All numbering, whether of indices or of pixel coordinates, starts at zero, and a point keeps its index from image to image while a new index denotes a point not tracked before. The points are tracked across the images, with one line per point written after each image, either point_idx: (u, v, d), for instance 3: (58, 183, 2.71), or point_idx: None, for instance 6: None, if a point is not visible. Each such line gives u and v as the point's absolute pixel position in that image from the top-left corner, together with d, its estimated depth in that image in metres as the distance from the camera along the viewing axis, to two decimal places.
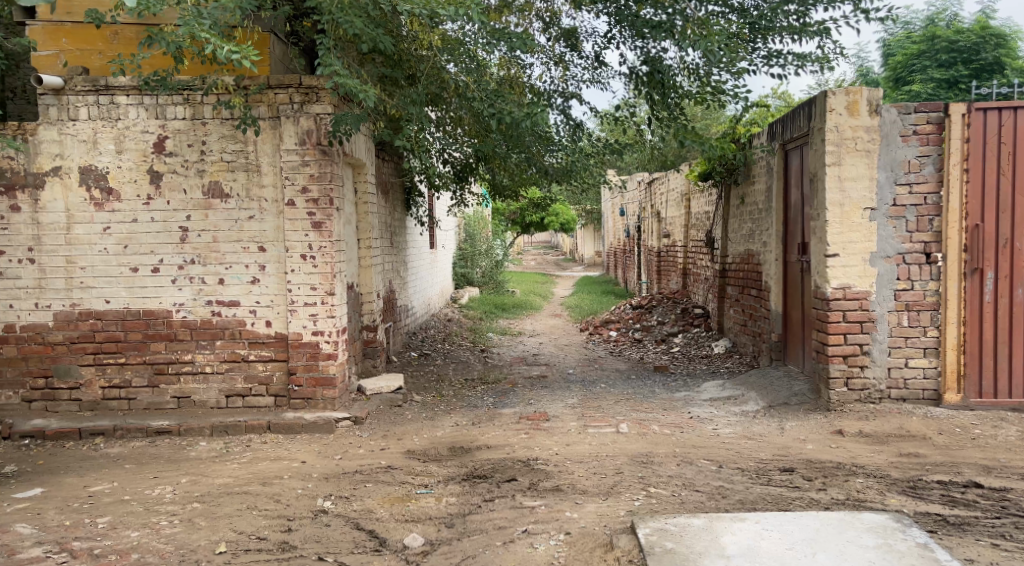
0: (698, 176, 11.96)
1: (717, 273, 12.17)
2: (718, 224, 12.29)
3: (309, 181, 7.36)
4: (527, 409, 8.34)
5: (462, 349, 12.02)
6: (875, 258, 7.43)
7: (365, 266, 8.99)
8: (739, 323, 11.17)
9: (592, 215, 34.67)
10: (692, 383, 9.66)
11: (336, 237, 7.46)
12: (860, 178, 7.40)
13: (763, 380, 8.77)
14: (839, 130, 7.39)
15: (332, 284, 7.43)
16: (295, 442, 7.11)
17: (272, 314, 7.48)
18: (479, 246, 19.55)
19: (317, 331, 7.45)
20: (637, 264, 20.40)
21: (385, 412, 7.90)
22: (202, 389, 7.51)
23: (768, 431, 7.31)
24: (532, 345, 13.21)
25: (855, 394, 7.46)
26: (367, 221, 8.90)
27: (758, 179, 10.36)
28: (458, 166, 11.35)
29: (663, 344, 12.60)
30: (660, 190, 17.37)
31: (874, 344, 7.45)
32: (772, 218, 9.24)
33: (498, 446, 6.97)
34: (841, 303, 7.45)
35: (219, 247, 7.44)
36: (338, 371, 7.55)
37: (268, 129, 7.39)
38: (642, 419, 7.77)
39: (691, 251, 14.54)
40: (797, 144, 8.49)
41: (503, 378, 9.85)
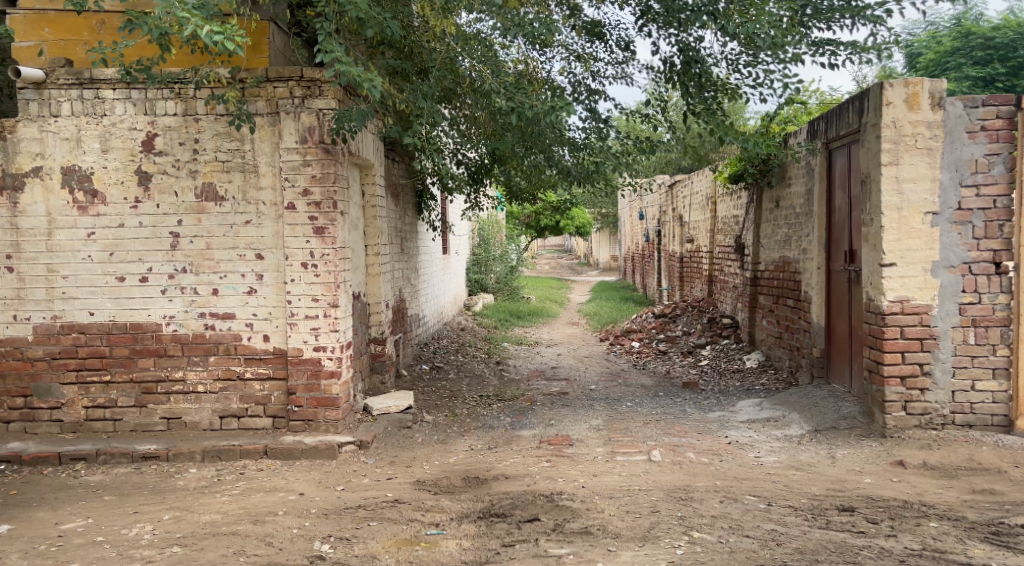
0: (728, 179, 11.22)
1: (747, 281, 11.45)
2: (749, 229, 11.55)
3: (311, 182, 6.69)
4: (547, 431, 7.65)
5: (477, 362, 11.34)
6: (937, 268, 6.72)
7: (373, 274, 8.32)
8: (773, 336, 10.46)
9: (607, 218, 33.93)
10: (726, 401, 8.94)
11: (340, 243, 6.78)
12: (921, 179, 6.69)
13: (807, 400, 8.04)
14: (897, 126, 6.67)
15: (336, 295, 6.75)
16: (292, 469, 6.41)
17: (271, 327, 6.81)
18: (493, 251, 18.87)
19: (319, 347, 6.77)
20: (656, 270, 19.69)
21: (394, 435, 7.21)
22: (194, 409, 6.81)
23: (819, 461, 6.59)
24: (550, 357, 12.51)
25: (914, 420, 6.77)
26: (376, 226, 8.24)
27: (795, 181, 9.65)
28: (472, 167, 10.68)
29: (690, 357, 11.89)
30: (682, 193, 16.64)
31: (936, 364, 6.75)
32: (814, 223, 8.52)
33: (517, 476, 6.26)
34: (898, 318, 6.73)
35: (213, 254, 6.76)
36: (342, 391, 6.86)
37: (266, 126, 6.73)
38: (676, 445, 7.05)
39: (717, 257, 13.81)
40: (846, 141, 7.76)
41: (521, 394, 9.16)
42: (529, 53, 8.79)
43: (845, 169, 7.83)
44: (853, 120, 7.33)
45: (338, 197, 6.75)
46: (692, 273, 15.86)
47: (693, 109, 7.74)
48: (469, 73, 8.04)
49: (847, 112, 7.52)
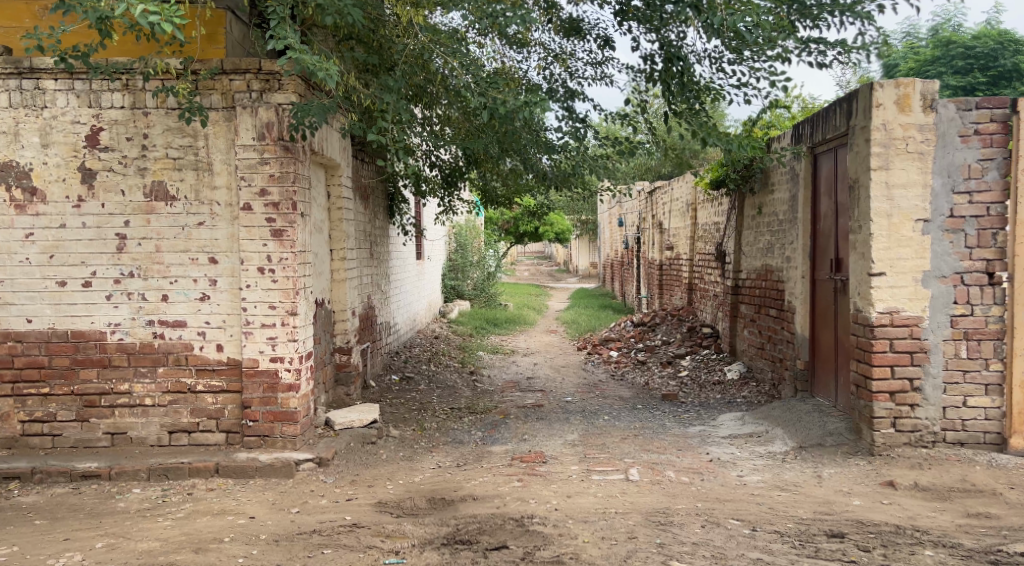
0: (709, 185, 10.89)
1: (728, 290, 11.12)
2: (730, 237, 11.23)
3: (269, 181, 6.27)
4: (520, 446, 7.26)
5: (450, 372, 10.93)
6: (928, 278, 6.39)
7: (338, 280, 7.88)
8: (755, 347, 10.12)
9: (586, 224, 33.61)
10: (707, 415, 8.60)
11: (300, 247, 6.36)
12: (912, 185, 6.35)
13: (791, 415, 7.70)
14: (887, 129, 6.33)
15: (294, 302, 6.33)
16: (245, 489, 6.00)
17: (224, 336, 6.37)
18: (470, 257, 18.48)
19: (276, 357, 6.35)
20: (636, 278, 19.37)
21: (356, 451, 6.78)
22: (141, 424, 6.37)
23: (805, 481, 6.25)
24: (525, 366, 12.13)
25: (904, 437, 6.43)
26: (341, 229, 7.82)
27: (778, 187, 9.34)
28: (446, 170, 10.29)
29: (670, 367, 11.55)
30: (662, 200, 16.32)
31: (927, 378, 6.42)
32: (799, 230, 8.18)
33: (486, 497, 5.87)
34: (888, 330, 6.40)
35: (163, 258, 6.32)
36: (301, 405, 6.43)
37: (221, 121, 6.30)
38: (655, 462, 6.68)
39: (697, 265, 13.49)
40: (832, 145, 7.42)
41: (493, 407, 8.76)
42: (505, 52, 8.45)
43: (832, 173, 7.50)
44: (840, 122, 6.99)
45: (299, 198, 6.34)
46: (671, 281, 15.53)
47: (675, 109, 7.41)
48: (441, 70, 7.68)
49: (834, 113, 7.18)
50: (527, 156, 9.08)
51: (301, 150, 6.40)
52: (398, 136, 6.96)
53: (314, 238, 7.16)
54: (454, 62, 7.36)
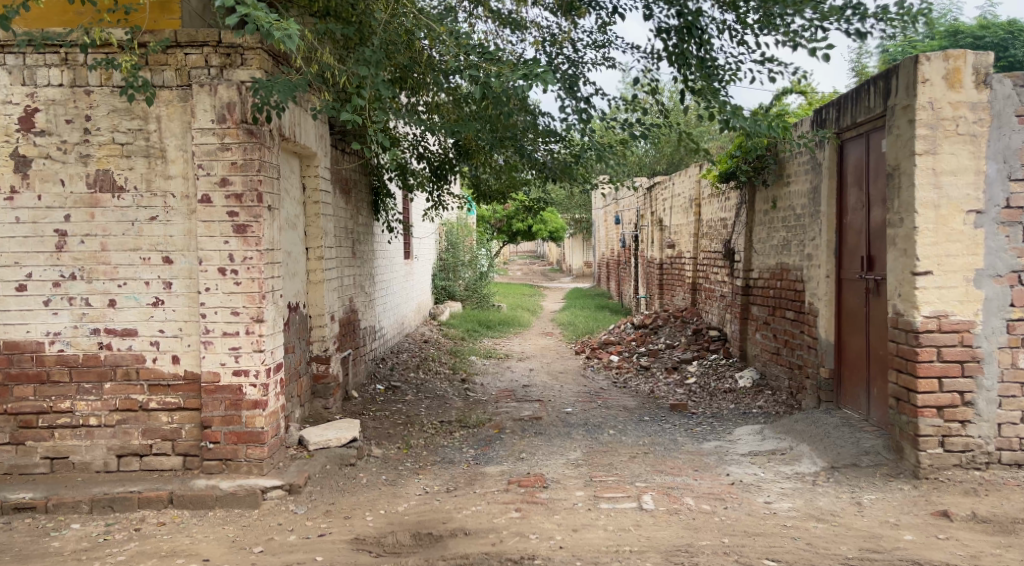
0: (717, 177, 10.09)
1: (738, 290, 10.36)
2: (739, 233, 10.49)
3: (231, 170, 5.45)
4: (517, 467, 6.48)
5: (440, 380, 10.15)
6: (981, 277, 5.67)
7: (315, 282, 7.07)
8: (770, 352, 9.38)
9: (579, 222, 32.82)
10: (722, 428, 7.84)
11: (267, 244, 5.55)
12: (963, 171, 5.58)
13: (819, 430, 6.95)
14: (935, 107, 5.54)
15: (260, 308, 5.51)
16: (202, 524, 5.19)
17: (181, 347, 5.57)
18: (461, 256, 17.68)
19: (240, 370, 5.53)
20: (634, 277, 18.60)
21: (334, 475, 5.95)
22: (85, 447, 5.58)
23: (843, 510, 5.51)
24: (521, 373, 11.36)
25: (954, 458, 5.76)
26: (318, 225, 7.03)
27: (795, 179, 8.60)
28: (435, 162, 9.54)
29: (675, 373, 10.81)
30: (662, 195, 15.53)
31: (980, 392, 5.74)
32: (823, 225, 7.44)
33: (478, 532, 5.07)
34: (936, 337, 5.68)
35: (109, 257, 5.52)
36: (269, 424, 5.61)
37: (175, 101, 5.50)
38: (670, 486, 5.91)
39: (702, 263, 12.73)
40: (863, 130, 6.67)
41: (488, 420, 7.98)
42: (498, 32, 7.66)
43: (862, 161, 6.75)
44: (874, 102, 6.22)
45: (264, 188, 5.51)
46: (673, 280, 14.75)
47: (694, 86, 6.57)
48: (428, 49, 6.89)
49: (866, 93, 6.41)
50: (522, 145, 8.29)
51: (268, 134, 5.60)
52: (377, 114, 6.14)
53: (286, 236, 6.39)
54: (441, 36, 6.54)
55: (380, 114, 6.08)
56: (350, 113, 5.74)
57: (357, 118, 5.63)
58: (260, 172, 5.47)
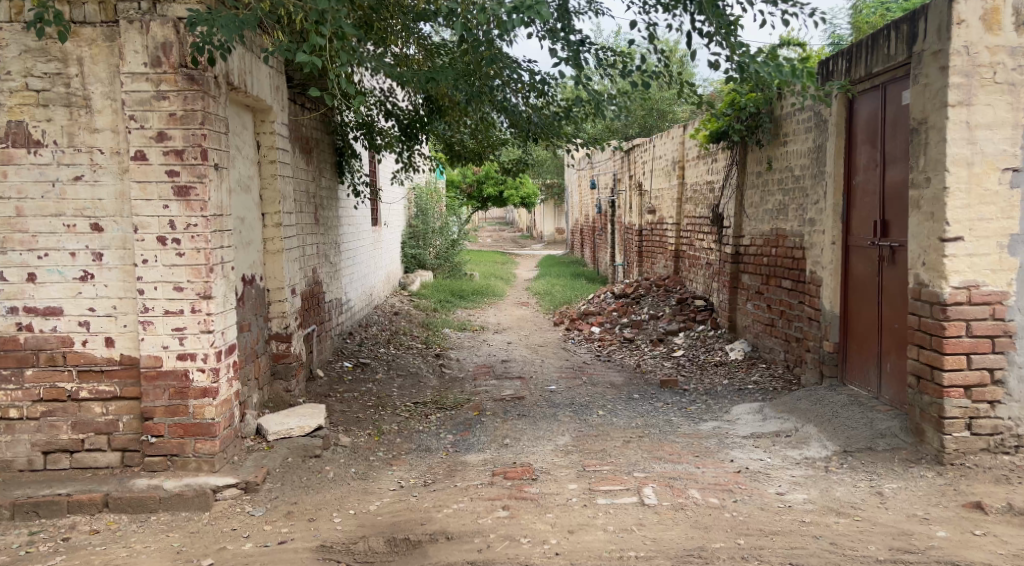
0: (706, 139, 9.45)
1: (727, 258, 9.78)
2: (728, 196, 9.90)
3: (169, 122, 4.72)
4: (501, 456, 5.88)
5: (412, 356, 9.50)
6: (1014, 242, 5.17)
7: (272, 252, 6.37)
8: (763, 323, 8.83)
9: (551, 188, 32.17)
10: (718, 407, 7.29)
11: (213, 209, 4.83)
12: (999, 125, 5.09)
13: (825, 410, 6.41)
14: (971, 52, 5.02)
15: (207, 282, 4.81)
16: (142, 531, 4.53)
17: (115, 327, 4.86)
18: (432, 223, 16.89)
19: (184, 354, 4.84)
20: (611, 245, 18.00)
21: (295, 468, 5.28)
22: (5, 444, 4.88)
23: (865, 502, 4.96)
24: (498, 347, 10.74)
25: (981, 442, 5.24)
26: (275, 188, 6.34)
27: (793, 138, 8.01)
28: (404, 120, 8.85)
29: (661, 345, 10.25)
30: (642, 158, 14.91)
31: (1011, 369, 5.23)
32: (829, 186, 6.89)
33: (462, 537, 4.45)
34: (964, 310, 5.15)
35: (26, 225, 4.79)
36: (221, 415, 4.94)
37: (100, 40, 4.75)
38: (672, 476, 5.34)
39: (686, 230, 12.16)
40: (878, 82, 6.13)
41: (466, 401, 7.49)
42: None
43: (876, 115, 6.21)
44: (897, 49, 5.68)
45: (209, 143, 4.79)
46: (654, 247, 14.18)
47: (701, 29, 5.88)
48: None
49: (886, 40, 5.87)
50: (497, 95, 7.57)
51: (212, 81, 4.86)
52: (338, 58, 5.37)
53: (237, 200, 5.72)
54: None
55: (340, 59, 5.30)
56: (307, 55, 4.97)
57: (314, 60, 4.87)
58: (203, 125, 4.75)
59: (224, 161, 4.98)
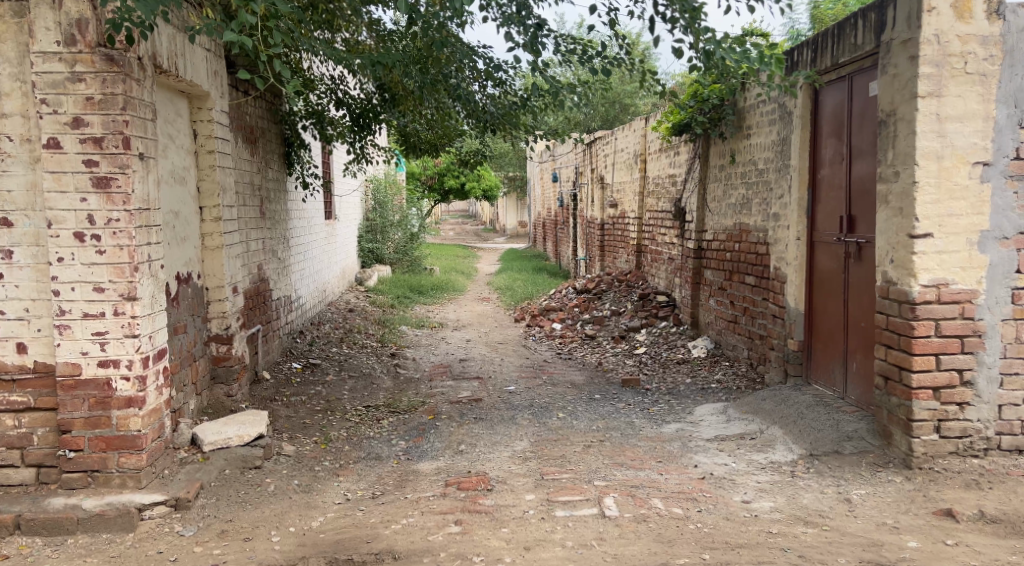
0: (669, 131, 9.24)
1: (689, 253, 9.60)
2: (690, 190, 9.72)
3: (85, 107, 4.41)
4: (456, 465, 5.62)
5: (367, 357, 9.20)
6: (985, 239, 5.00)
7: (211, 248, 6.32)
8: (725, 320, 8.66)
9: (513, 181, 31.93)
10: (681, 407, 7.09)
11: (137, 202, 4.52)
12: (969, 117, 4.91)
13: (790, 411, 6.22)
14: (941, 41, 4.85)
15: (131, 283, 4.50)
16: (59, 557, 4.21)
17: (28, 332, 4.54)
18: (390, 216, 16.55)
19: (107, 361, 4.51)
20: (572, 239, 17.80)
21: (232, 482, 5.00)
22: None
23: (832, 509, 4.77)
24: (457, 345, 10.47)
25: (950, 445, 5.06)
26: (213, 179, 6.28)
27: (757, 130, 7.84)
28: (356, 110, 8.61)
29: (623, 342, 10.05)
30: (603, 151, 14.70)
31: (981, 370, 5.06)
32: (794, 179, 6.71)
33: (410, 557, 4.18)
34: (933, 308, 4.98)
35: None
36: (148, 426, 4.63)
37: (9, 18, 4.44)
38: (633, 484, 5.11)
39: (647, 224, 11.98)
40: (845, 72, 5.97)
41: (420, 403, 7.32)
42: None
43: (843, 107, 6.05)
44: (865, 38, 5.53)
45: (131, 131, 4.48)
46: (615, 242, 14.00)
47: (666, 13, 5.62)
48: None
49: (853, 29, 5.71)
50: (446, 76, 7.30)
51: (135, 64, 4.56)
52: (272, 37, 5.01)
53: (167, 191, 5.64)
54: None
55: (273, 36, 4.95)
56: (237, 34, 4.59)
57: (242, 40, 4.53)
58: (124, 111, 4.45)
59: (151, 151, 4.69)
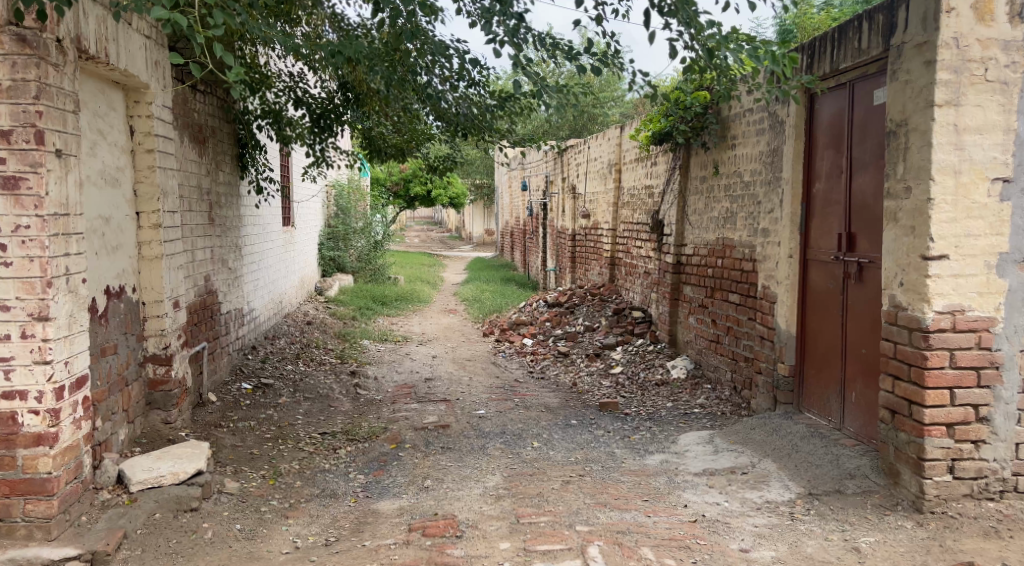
0: (649, 139, 8.77)
1: (667, 268, 9.14)
2: (668, 201, 9.27)
3: None
4: (420, 508, 5.11)
5: (325, 376, 8.62)
6: (1003, 263, 4.57)
7: (148, 258, 5.87)
8: (706, 339, 8.20)
9: (481, 189, 31.44)
10: (664, 435, 6.59)
11: (52, 203, 4.32)
12: (989, 129, 4.49)
13: (783, 442, 5.76)
14: (960, 45, 4.43)
15: (42, 300, 4.27)
16: None
17: None
18: (353, 223, 15.95)
19: (13, 392, 4.28)
20: (542, 249, 17.33)
21: (161, 526, 4.71)
22: None
23: (841, 561, 4.31)
24: (422, 362, 9.90)
25: (964, 487, 4.63)
26: (152, 182, 5.83)
27: (743, 140, 7.40)
28: (316, 109, 8.09)
29: (598, 361, 9.57)
30: (575, 159, 14.26)
31: (998, 405, 4.63)
32: (787, 192, 6.26)
33: None
34: (947, 337, 4.54)
35: None
36: (60, 468, 4.38)
37: None
38: (617, 530, 4.63)
39: (622, 236, 11.51)
40: (846, 79, 5.55)
41: (381, 429, 6.79)
42: None
43: (842, 116, 5.62)
44: (871, 42, 5.11)
45: (44, 123, 4.29)
46: (587, 254, 13.55)
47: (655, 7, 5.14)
48: None
49: (856, 32, 5.28)
50: (415, 71, 6.79)
51: (54, 47, 4.38)
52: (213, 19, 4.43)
53: (96, 192, 5.27)
54: None
55: (213, 17, 4.36)
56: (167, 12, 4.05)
57: (174, 18, 4.01)
58: (37, 100, 4.26)
59: (72, 147, 4.50)
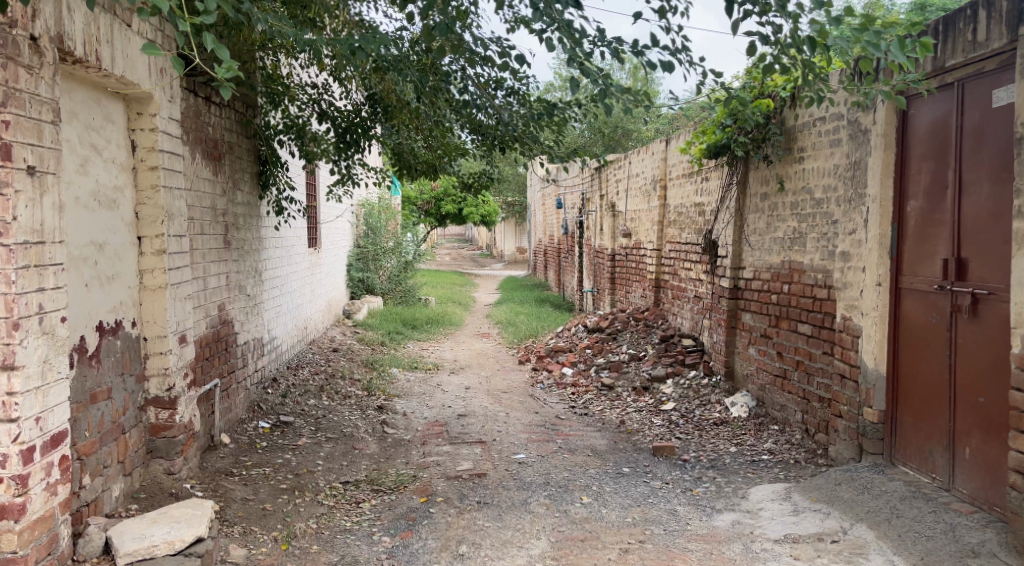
0: (702, 153, 7.99)
1: (721, 292, 8.30)
2: (722, 221, 8.46)
3: None
4: None
5: (349, 413, 7.88)
6: None
7: (151, 289, 5.16)
8: (770, 374, 7.36)
9: (513, 207, 30.75)
10: (732, 489, 5.76)
11: (17, 230, 3.62)
12: None
13: (880, 504, 4.93)
14: None
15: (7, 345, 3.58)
16: None
17: None
18: (384, 243, 15.27)
19: None
20: (578, 269, 16.56)
21: None
22: None
23: None
24: (455, 394, 9.15)
25: None
26: (155, 204, 5.13)
27: (813, 153, 6.60)
28: (340, 122, 7.39)
29: (646, 395, 8.76)
30: (615, 176, 13.50)
31: None
32: (875, 209, 5.40)
33: None
34: None
35: None
36: (27, 546, 3.67)
37: None
38: None
39: (668, 257, 10.72)
40: (952, 79, 4.88)
41: (411, 478, 6.04)
42: None
43: (954, 122, 4.87)
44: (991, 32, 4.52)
45: (13, 136, 3.61)
46: (628, 275, 12.77)
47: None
48: None
49: (968, 21, 4.67)
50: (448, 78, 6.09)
51: (27, 45, 3.70)
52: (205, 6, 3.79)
53: (87, 215, 4.60)
54: None
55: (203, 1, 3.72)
56: None
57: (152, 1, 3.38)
58: (4, 108, 3.58)
59: (50, 165, 3.81)
